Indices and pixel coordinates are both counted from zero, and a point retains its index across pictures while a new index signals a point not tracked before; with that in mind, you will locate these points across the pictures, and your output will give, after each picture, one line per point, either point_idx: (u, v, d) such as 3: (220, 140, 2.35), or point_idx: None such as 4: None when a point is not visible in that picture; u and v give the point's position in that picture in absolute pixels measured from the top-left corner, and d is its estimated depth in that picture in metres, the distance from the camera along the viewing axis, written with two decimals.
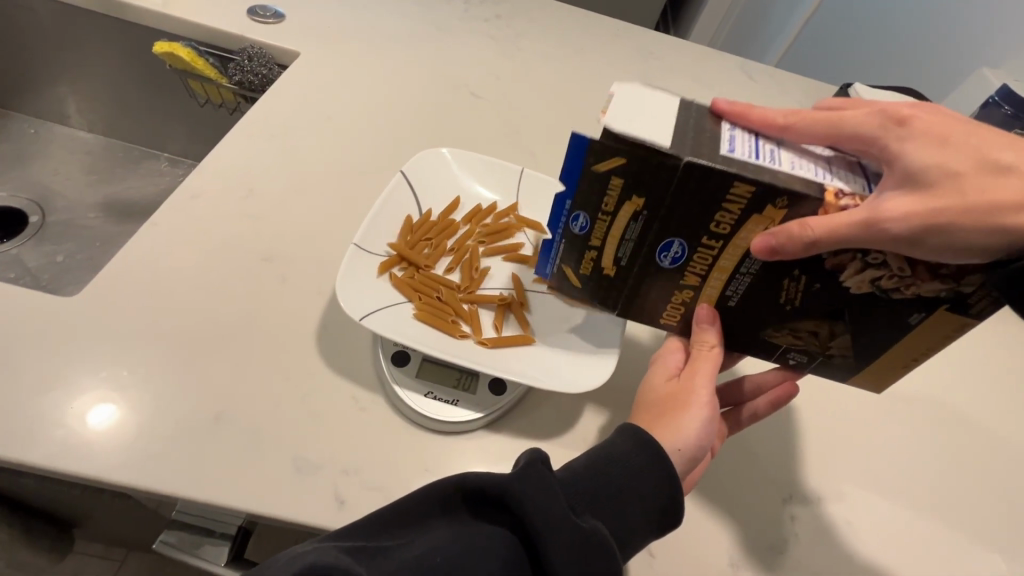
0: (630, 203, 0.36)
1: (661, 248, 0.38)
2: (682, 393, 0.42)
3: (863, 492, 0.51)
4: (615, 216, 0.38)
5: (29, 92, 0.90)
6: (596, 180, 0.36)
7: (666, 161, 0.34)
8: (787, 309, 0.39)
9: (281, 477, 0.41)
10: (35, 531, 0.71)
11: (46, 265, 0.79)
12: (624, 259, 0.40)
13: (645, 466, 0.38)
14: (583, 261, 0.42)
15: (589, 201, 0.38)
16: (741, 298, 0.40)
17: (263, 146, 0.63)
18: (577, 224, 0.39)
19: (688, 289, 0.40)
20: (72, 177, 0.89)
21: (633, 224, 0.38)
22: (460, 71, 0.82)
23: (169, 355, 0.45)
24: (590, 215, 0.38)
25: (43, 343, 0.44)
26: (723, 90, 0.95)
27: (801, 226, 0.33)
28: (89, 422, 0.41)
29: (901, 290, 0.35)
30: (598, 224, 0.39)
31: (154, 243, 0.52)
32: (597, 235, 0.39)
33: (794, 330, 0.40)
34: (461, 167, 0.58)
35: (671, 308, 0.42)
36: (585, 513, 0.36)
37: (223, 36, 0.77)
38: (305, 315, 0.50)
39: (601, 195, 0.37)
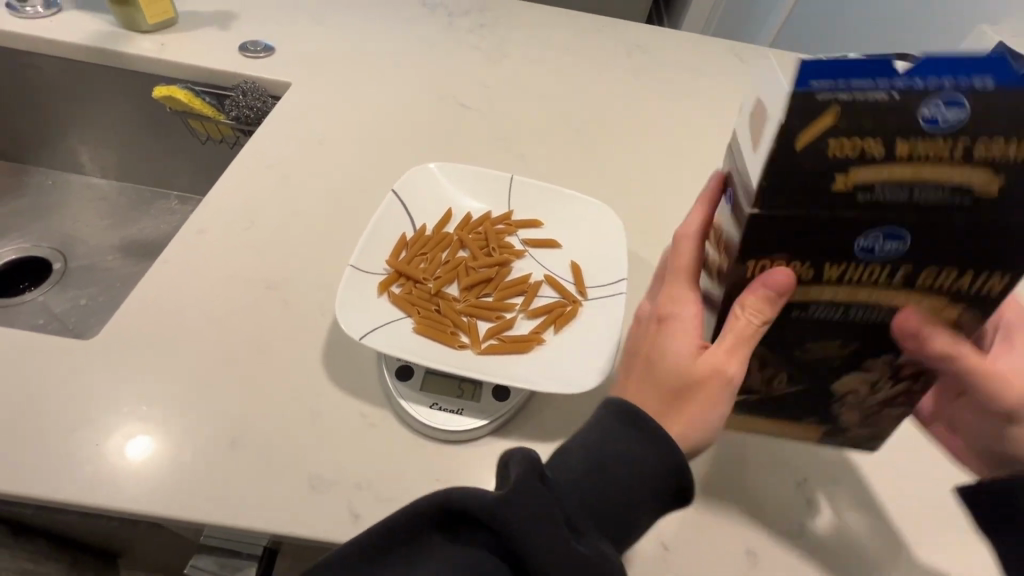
0: (957, 170, 0.30)
1: (880, 224, 0.31)
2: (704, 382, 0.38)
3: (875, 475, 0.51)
4: (946, 159, 0.29)
5: (44, 144, 0.94)
6: (995, 125, 0.29)
7: (1018, 216, 0.31)
8: (807, 351, 0.39)
9: (298, 497, 0.43)
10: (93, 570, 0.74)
11: (72, 309, 0.83)
12: (866, 190, 0.30)
13: (652, 459, 0.37)
14: (866, 133, 0.29)
15: (988, 118, 0.29)
16: (814, 318, 0.37)
17: (261, 176, 0.66)
18: (934, 109, 0.28)
19: (815, 269, 0.34)
20: (88, 224, 0.93)
21: (932, 186, 0.30)
22: (448, 83, 0.84)
23: (186, 388, 0.47)
24: (948, 129, 0.29)
25: (65, 387, 0.46)
26: (714, 77, 0.95)
27: (949, 344, 0.37)
28: (128, 453, 0.44)
29: (879, 389, 0.42)
30: (948, 138, 0.29)
31: (165, 281, 0.54)
32: (914, 147, 0.29)
33: (768, 371, 0.41)
34: (451, 179, 0.58)
35: (803, 230, 0.32)
36: (589, 533, 0.36)
37: (218, 74, 0.79)
38: (309, 338, 0.52)
39: (997, 127, 0.29)
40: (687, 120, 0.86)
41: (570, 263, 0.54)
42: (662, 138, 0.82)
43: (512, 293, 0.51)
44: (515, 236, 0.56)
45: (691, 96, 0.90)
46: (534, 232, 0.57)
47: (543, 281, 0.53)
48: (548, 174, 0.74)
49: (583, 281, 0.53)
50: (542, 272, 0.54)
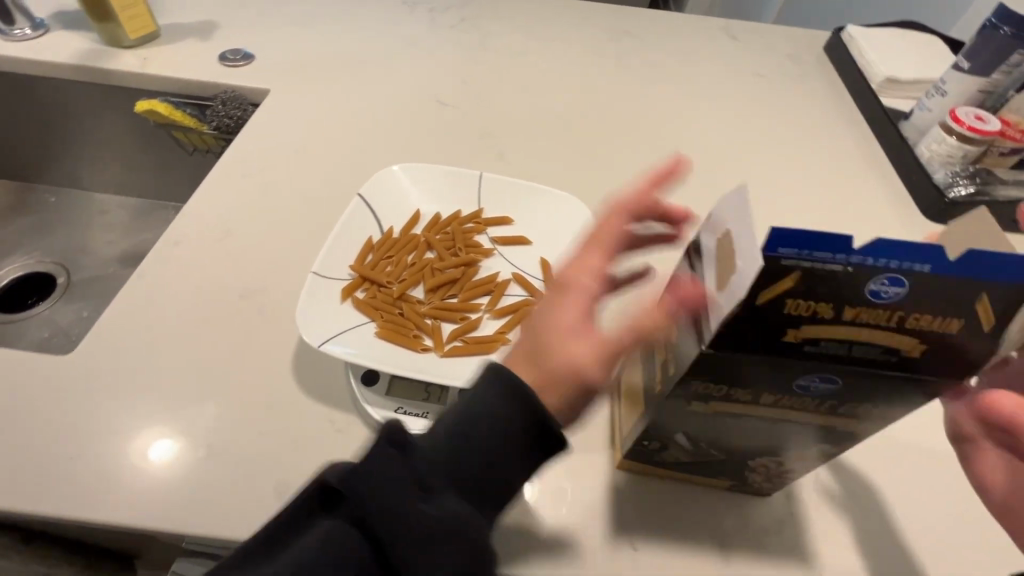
0: (891, 338, 0.29)
1: (815, 373, 0.30)
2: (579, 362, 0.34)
3: (851, 469, 0.49)
4: (893, 325, 0.29)
5: (44, 163, 0.97)
6: (950, 303, 0.28)
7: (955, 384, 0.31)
8: (741, 447, 0.39)
9: (266, 502, 0.44)
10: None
11: (77, 321, 0.86)
12: (819, 341, 0.30)
13: (508, 406, 0.34)
14: (818, 297, 0.28)
15: (923, 299, 0.28)
16: (747, 424, 0.36)
17: (239, 185, 0.66)
18: (878, 284, 0.28)
19: (755, 396, 0.33)
20: (89, 238, 0.95)
21: (869, 347, 0.30)
22: (427, 81, 0.83)
23: (160, 400, 0.48)
24: (903, 301, 0.29)
25: (43, 403, 0.47)
26: (703, 58, 0.92)
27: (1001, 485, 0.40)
28: (151, 455, 0.45)
29: (794, 474, 0.43)
30: (888, 311, 0.29)
31: (142, 294, 0.55)
32: (859, 312, 0.29)
33: (760, 461, 0.41)
34: (419, 179, 0.58)
35: (792, 311, 0.29)
36: (442, 492, 0.33)
37: (198, 85, 0.80)
38: (280, 345, 0.52)
39: (934, 308, 0.29)
40: (674, 106, 0.83)
41: (540, 260, 0.54)
42: (647, 126, 0.80)
43: (479, 293, 0.51)
44: (484, 234, 0.56)
45: (678, 80, 0.88)
46: (504, 229, 0.56)
47: (511, 280, 0.52)
48: (527, 168, 0.73)
49: (551, 278, 0.52)
50: (510, 270, 0.53)
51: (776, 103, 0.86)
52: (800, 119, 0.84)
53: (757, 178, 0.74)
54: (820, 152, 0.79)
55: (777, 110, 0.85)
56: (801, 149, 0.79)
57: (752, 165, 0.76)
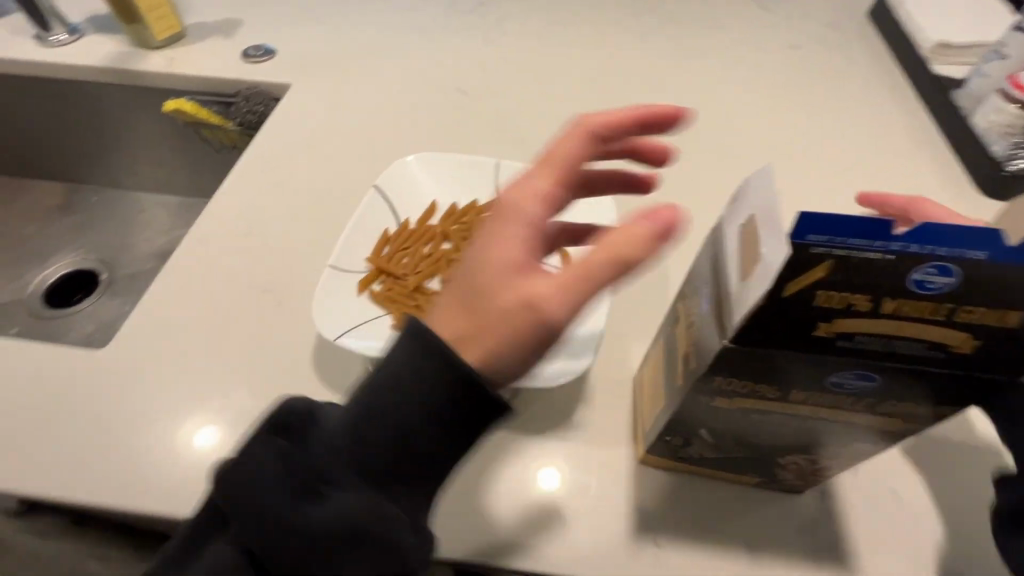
0: (934, 330, 0.27)
1: (849, 369, 0.29)
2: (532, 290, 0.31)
3: (894, 468, 0.45)
4: (941, 319, 0.26)
5: (85, 165, 1.01)
6: (1012, 295, 0.25)
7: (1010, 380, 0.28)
8: (768, 445, 0.37)
9: None
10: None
11: (119, 316, 0.90)
12: (856, 335, 0.28)
13: (427, 381, 0.32)
14: (854, 288, 0.26)
15: (979, 290, 0.26)
16: (776, 422, 0.34)
17: (261, 180, 0.67)
18: (922, 272, 0.25)
19: (783, 393, 0.31)
20: (128, 236, 0.99)
21: (912, 342, 0.28)
22: (445, 68, 0.82)
23: (186, 393, 0.50)
24: (952, 292, 0.26)
25: (80, 395, 0.50)
26: (734, 31, 0.87)
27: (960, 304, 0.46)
28: (197, 443, 0.47)
29: (831, 472, 0.40)
30: (935, 303, 0.26)
31: (169, 289, 0.57)
32: (902, 305, 0.26)
33: (791, 458, 0.38)
34: (435, 169, 0.57)
35: (824, 304, 0.27)
36: (342, 484, 0.32)
37: (222, 82, 0.81)
38: (301, 339, 0.53)
39: (990, 300, 0.26)
40: (702, 84, 0.80)
41: (559, 250, 0.52)
42: None
43: None
44: None
45: (706, 55, 0.84)
46: None
47: None
48: None
49: None
50: None
51: (814, 77, 0.80)
52: (841, 92, 0.78)
53: (792, 158, 0.70)
54: (863, 128, 0.73)
55: (816, 85, 0.79)
56: (841, 126, 0.74)
57: (787, 144, 0.72)
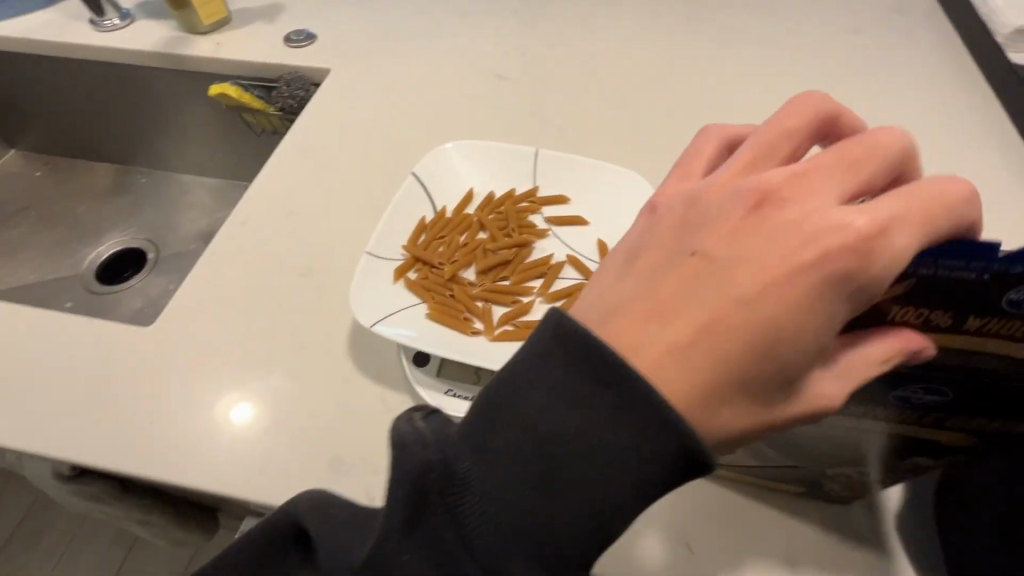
0: (997, 343, 0.30)
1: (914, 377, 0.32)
2: (733, 301, 0.28)
3: None
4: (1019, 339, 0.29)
5: (136, 147, 1.05)
6: None
7: None
8: (823, 454, 0.37)
9: (321, 476, 0.45)
10: (190, 533, 0.83)
11: (164, 294, 0.93)
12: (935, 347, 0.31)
13: (627, 452, 0.27)
14: (941, 305, 0.29)
15: None
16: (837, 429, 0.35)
17: (301, 165, 0.68)
18: (1019, 294, 0.27)
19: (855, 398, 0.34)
20: (173, 217, 1.02)
21: (988, 356, 0.31)
22: (484, 54, 0.81)
23: (227, 372, 0.51)
24: None
25: (128, 370, 0.52)
26: (789, 16, 0.83)
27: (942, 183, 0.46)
28: (235, 420, 0.48)
29: (881, 484, 0.39)
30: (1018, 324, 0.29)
31: (212, 270, 0.58)
32: (982, 323, 0.29)
33: (840, 468, 0.38)
34: (473, 156, 0.56)
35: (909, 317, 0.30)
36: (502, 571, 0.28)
37: (264, 67, 0.83)
38: (337, 324, 0.53)
39: None
40: (753, 72, 0.76)
41: (597, 242, 0.51)
42: (719, 95, 0.73)
43: (532, 276, 0.49)
44: (539, 214, 0.53)
45: (757, 41, 0.80)
46: (561, 208, 0.54)
47: (566, 263, 0.50)
48: (587, 144, 0.69)
49: None
50: (564, 252, 0.51)
51: (873, 65, 0.75)
52: (904, 82, 0.73)
53: None
54: (926, 120, 0.69)
55: (874, 73, 0.74)
56: (902, 117, 0.69)
57: None
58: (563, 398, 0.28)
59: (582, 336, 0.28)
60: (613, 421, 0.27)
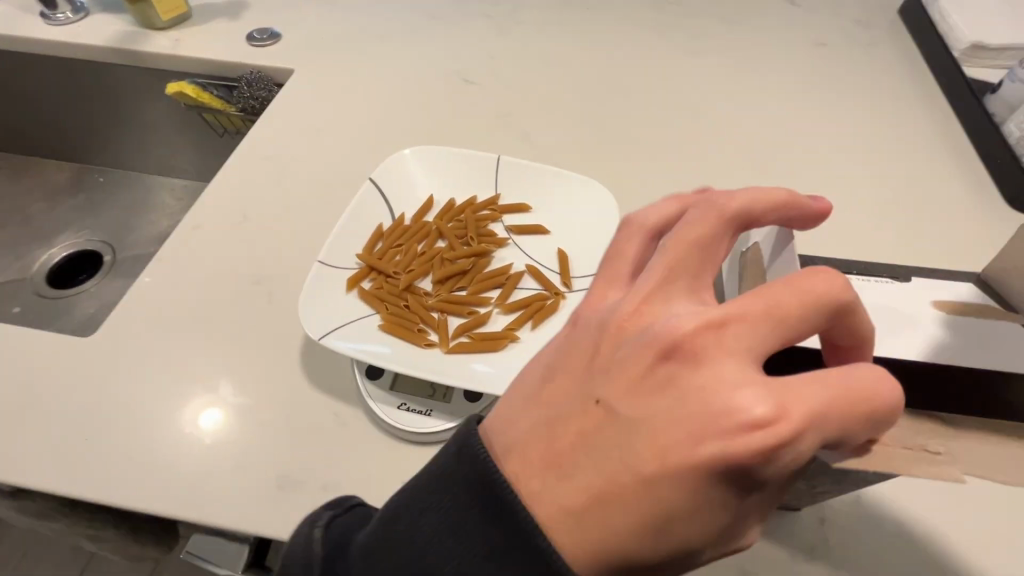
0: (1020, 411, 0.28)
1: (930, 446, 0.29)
2: (632, 471, 0.25)
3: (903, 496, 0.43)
4: None
5: (92, 145, 1.01)
6: None
7: None
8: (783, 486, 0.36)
9: (267, 495, 0.43)
10: (145, 549, 0.80)
11: (120, 298, 0.90)
12: None
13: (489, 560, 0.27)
14: None
15: None
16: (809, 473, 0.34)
17: (260, 168, 0.66)
18: None
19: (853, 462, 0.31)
20: (132, 219, 0.99)
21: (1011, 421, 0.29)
22: (453, 57, 0.80)
23: (172, 384, 0.49)
24: None
25: (65, 383, 0.49)
26: (756, 26, 0.84)
27: None
28: (203, 424, 0.47)
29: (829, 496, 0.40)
30: None
31: (162, 277, 0.56)
32: None
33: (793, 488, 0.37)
34: (433, 162, 0.55)
35: None
36: None
37: (225, 65, 0.80)
38: (291, 334, 0.52)
39: None
40: (720, 80, 0.76)
41: (557, 251, 0.50)
42: (689, 104, 0.73)
43: (490, 285, 0.48)
44: (499, 223, 0.52)
45: (725, 51, 0.80)
46: (522, 216, 0.53)
47: (525, 272, 0.49)
48: (554, 151, 0.69)
49: (569, 270, 0.48)
50: (524, 261, 0.50)
51: (838, 77, 0.76)
52: (867, 94, 0.74)
53: (810, 163, 0.67)
54: (887, 132, 0.70)
55: (839, 86, 0.75)
56: (864, 128, 0.70)
57: (805, 147, 0.68)
58: (448, 525, 0.28)
59: (482, 466, 0.27)
60: (484, 557, 0.27)
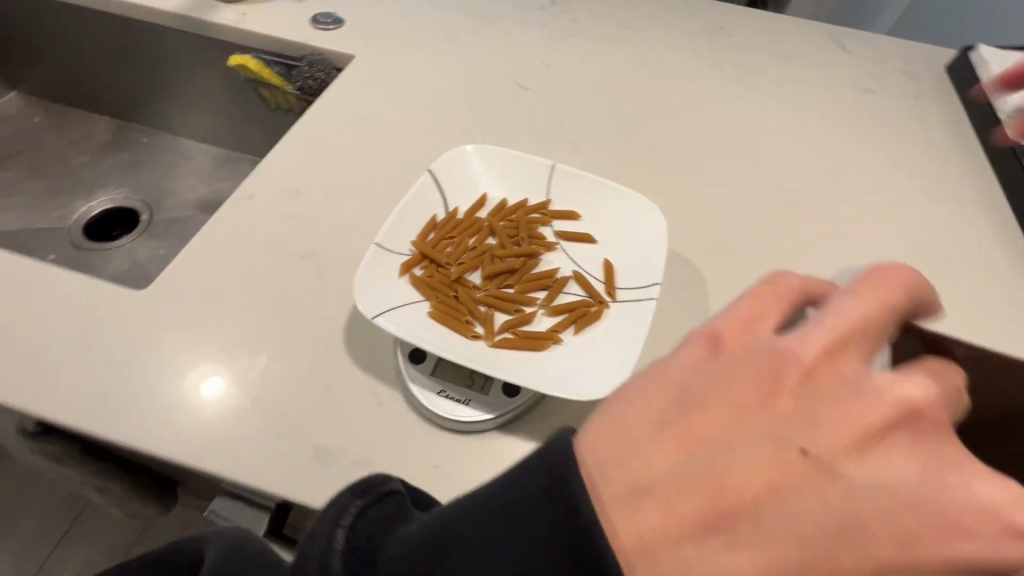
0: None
1: None
2: (847, 551, 0.21)
3: None
4: None
5: (140, 106, 1.03)
6: None
7: None
8: None
9: (303, 465, 0.45)
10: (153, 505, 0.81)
11: (152, 258, 0.92)
12: None
13: None
14: None
15: None
16: None
17: (316, 146, 0.67)
18: None
19: None
20: (173, 182, 1.01)
21: None
22: (508, 61, 0.82)
23: (216, 347, 0.50)
24: None
25: (115, 333, 0.50)
26: (806, 65, 0.86)
27: None
28: (203, 392, 0.48)
29: None
30: None
31: (215, 241, 0.58)
32: None
33: None
34: (490, 161, 0.57)
35: None
36: None
37: (288, 44, 0.82)
38: (337, 311, 0.53)
39: None
40: (767, 114, 0.78)
41: (604, 261, 0.51)
42: (736, 134, 0.75)
43: (536, 287, 0.49)
44: (549, 228, 0.54)
45: (774, 86, 0.82)
46: (570, 224, 0.54)
47: (571, 278, 0.50)
48: (601, 164, 0.70)
49: (615, 282, 0.50)
50: (571, 267, 0.51)
51: (882, 123, 0.78)
52: (910, 144, 0.76)
53: (851, 204, 0.68)
54: (927, 183, 0.71)
55: (884, 133, 0.77)
56: (905, 177, 0.72)
57: (846, 188, 0.70)
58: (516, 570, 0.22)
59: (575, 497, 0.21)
60: None
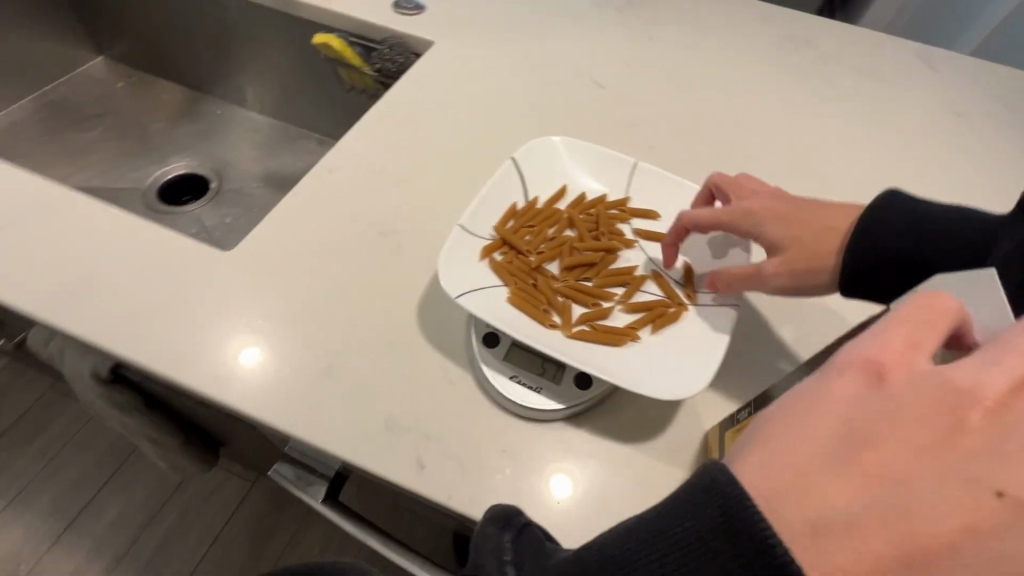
0: None
1: None
2: None
3: None
4: None
5: (215, 77, 1.06)
6: None
7: None
8: None
9: (373, 434, 0.45)
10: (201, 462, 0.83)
11: (218, 225, 0.95)
12: None
13: None
14: None
15: None
16: None
17: (392, 127, 0.68)
18: None
19: None
20: (242, 153, 1.04)
21: None
22: (584, 58, 0.81)
23: (292, 313, 0.51)
24: None
25: (199, 289, 0.52)
26: (892, 83, 0.82)
27: None
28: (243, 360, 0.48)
29: None
30: None
31: (295, 210, 0.59)
32: None
33: None
34: (571, 154, 0.56)
35: None
36: None
37: (369, 27, 0.84)
38: (410, 289, 0.54)
39: None
40: (849, 130, 0.75)
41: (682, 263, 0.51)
42: (815, 148, 0.73)
43: (614, 282, 0.49)
44: (627, 225, 0.53)
45: (857, 101, 0.79)
46: (648, 223, 0.54)
47: (649, 277, 0.50)
48: (675, 167, 0.69)
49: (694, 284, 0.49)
50: (648, 266, 0.51)
51: (971, 148, 0.75)
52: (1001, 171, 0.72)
53: None
54: None
55: (973, 159, 0.74)
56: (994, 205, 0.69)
57: None
58: None
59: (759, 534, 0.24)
60: None
